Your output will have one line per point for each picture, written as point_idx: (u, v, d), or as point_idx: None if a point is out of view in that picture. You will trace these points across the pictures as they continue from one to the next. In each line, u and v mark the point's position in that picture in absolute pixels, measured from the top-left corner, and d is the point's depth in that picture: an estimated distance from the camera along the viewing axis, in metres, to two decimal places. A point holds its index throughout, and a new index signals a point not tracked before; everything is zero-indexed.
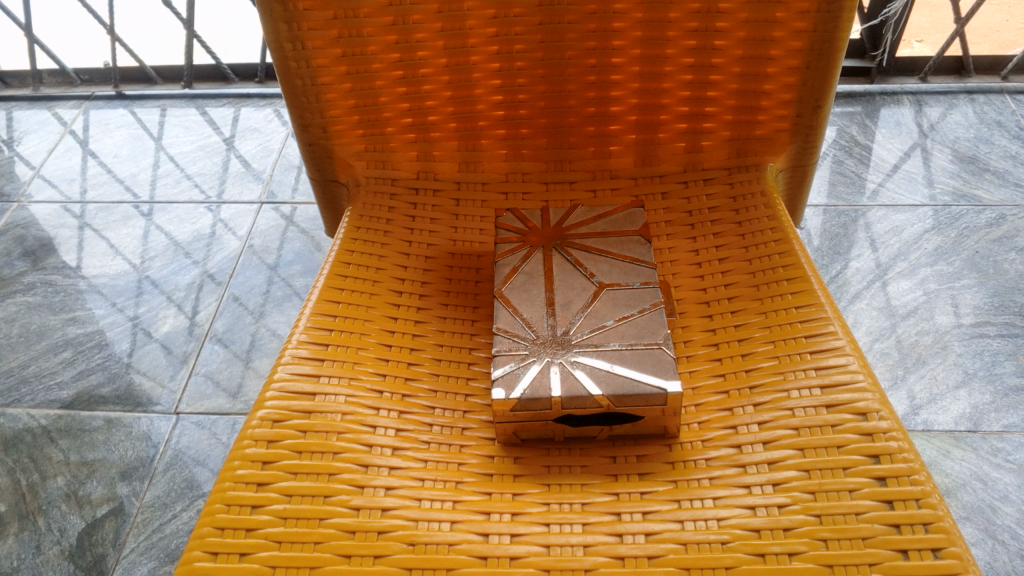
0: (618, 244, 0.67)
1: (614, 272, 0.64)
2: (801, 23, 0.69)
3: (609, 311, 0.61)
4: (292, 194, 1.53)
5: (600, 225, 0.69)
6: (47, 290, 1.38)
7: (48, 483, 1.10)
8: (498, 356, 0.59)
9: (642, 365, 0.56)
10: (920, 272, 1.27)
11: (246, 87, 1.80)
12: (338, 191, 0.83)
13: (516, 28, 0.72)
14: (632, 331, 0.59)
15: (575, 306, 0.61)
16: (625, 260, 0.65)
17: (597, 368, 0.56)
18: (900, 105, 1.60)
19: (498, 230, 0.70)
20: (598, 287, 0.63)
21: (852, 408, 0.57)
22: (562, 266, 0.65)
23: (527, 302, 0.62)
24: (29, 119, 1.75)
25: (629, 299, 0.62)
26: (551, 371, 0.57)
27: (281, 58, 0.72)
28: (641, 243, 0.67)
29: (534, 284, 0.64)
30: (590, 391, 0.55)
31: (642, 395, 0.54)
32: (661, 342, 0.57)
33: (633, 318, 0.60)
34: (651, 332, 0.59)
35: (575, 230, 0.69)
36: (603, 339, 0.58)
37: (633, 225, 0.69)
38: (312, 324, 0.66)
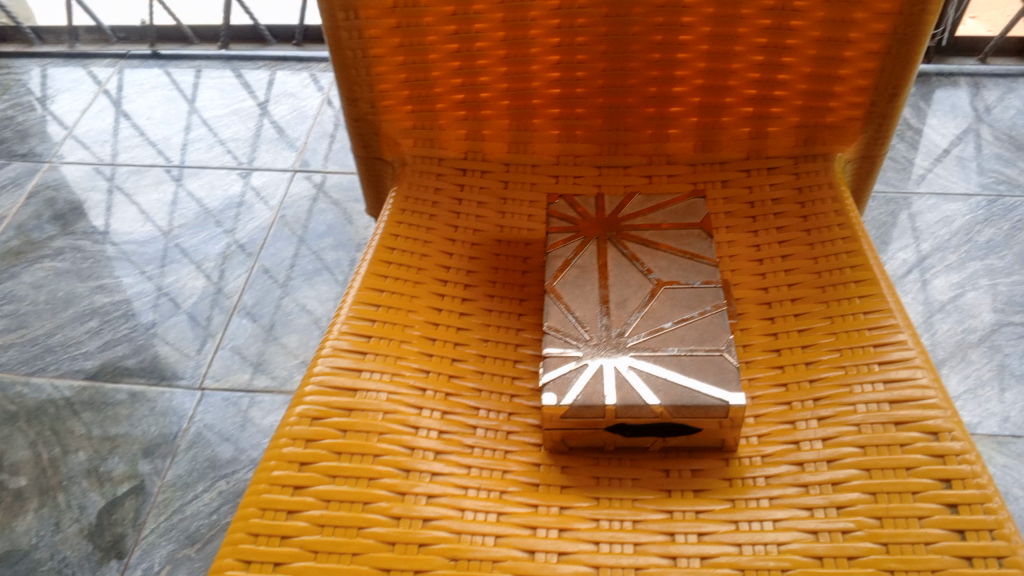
0: (676, 238, 0.62)
1: (673, 269, 0.60)
2: (887, 4, 0.63)
3: (667, 313, 0.56)
4: (325, 163, 1.49)
5: (658, 216, 0.64)
6: (75, 256, 1.35)
7: (70, 458, 1.07)
8: (549, 356, 0.55)
9: (702, 374, 0.52)
10: (969, 266, 1.19)
11: (283, 50, 1.76)
12: (383, 169, 0.79)
13: (577, 0, 0.67)
14: (692, 335, 0.55)
15: (631, 305, 0.57)
16: (685, 257, 0.60)
17: (654, 376, 0.52)
18: (957, 87, 1.51)
19: (548, 219, 0.65)
20: (655, 286, 0.58)
21: (923, 426, 0.52)
22: (618, 261, 0.61)
23: (581, 298, 0.58)
24: (63, 77, 1.72)
25: (689, 300, 0.57)
26: (606, 377, 0.53)
27: (332, 28, 0.68)
28: (703, 238, 0.62)
29: (587, 279, 0.60)
30: (647, 401, 0.51)
31: (703, 407, 0.51)
32: (724, 349, 0.53)
33: (693, 321, 0.56)
34: (713, 337, 0.54)
35: (632, 221, 0.64)
36: (661, 343, 0.54)
37: (694, 218, 0.63)
38: (354, 314, 0.62)
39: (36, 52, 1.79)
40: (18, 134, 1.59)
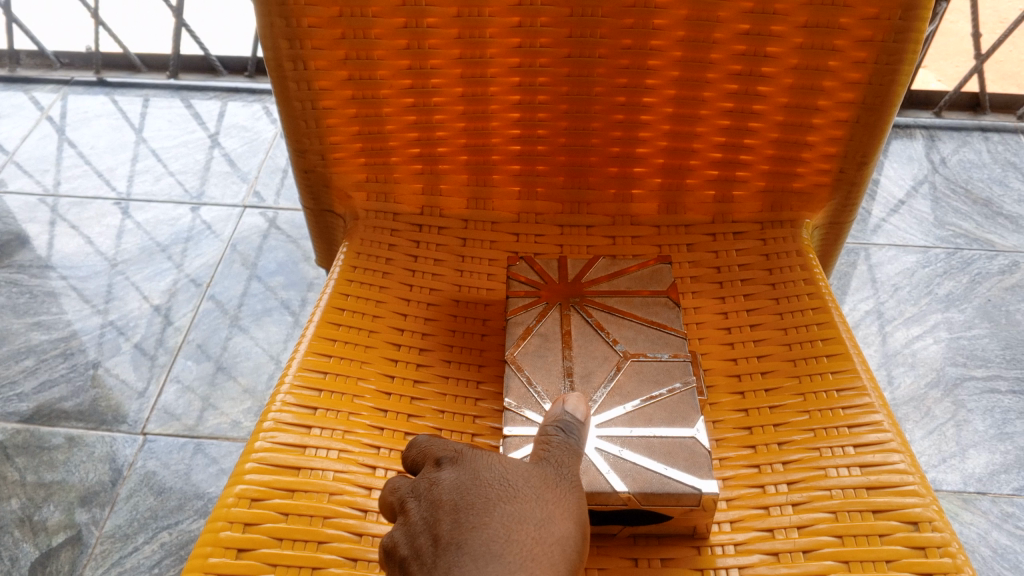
0: (643, 307, 0.61)
1: (639, 340, 0.58)
2: (855, 73, 0.63)
3: (635, 389, 0.55)
4: (276, 199, 1.46)
5: (624, 282, 0.63)
6: (11, 290, 1.28)
7: (1, 505, 1.02)
8: (510, 437, 0.53)
9: (673, 459, 0.51)
10: (930, 319, 1.21)
11: (235, 81, 1.72)
12: (334, 222, 0.76)
13: (541, 59, 0.65)
14: (661, 414, 0.53)
15: (596, 379, 0.56)
16: (653, 327, 0.59)
17: (623, 461, 0.51)
18: (912, 139, 1.54)
19: (510, 281, 0.63)
20: (622, 358, 0.57)
21: (904, 516, 0.51)
22: (582, 329, 0.59)
23: (543, 371, 0.56)
24: (3, 102, 1.65)
25: (657, 375, 0.56)
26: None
27: (280, 78, 0.65)
28: (669, 307, 0.61)
29: (549, 349, 0.58)
30: (614, 487, 0.49)
31: (673, 495, 0.49)
32: (695, 432, 0.52)
33: (662, 398, 0.54)
34: (683, 417, 0.53)
35: (597, 287, 0.62)
36: (629, 423, 0.53)
37: (660, 286, 0.62)
38: (299, 382, 0.59)
39: None
40: None
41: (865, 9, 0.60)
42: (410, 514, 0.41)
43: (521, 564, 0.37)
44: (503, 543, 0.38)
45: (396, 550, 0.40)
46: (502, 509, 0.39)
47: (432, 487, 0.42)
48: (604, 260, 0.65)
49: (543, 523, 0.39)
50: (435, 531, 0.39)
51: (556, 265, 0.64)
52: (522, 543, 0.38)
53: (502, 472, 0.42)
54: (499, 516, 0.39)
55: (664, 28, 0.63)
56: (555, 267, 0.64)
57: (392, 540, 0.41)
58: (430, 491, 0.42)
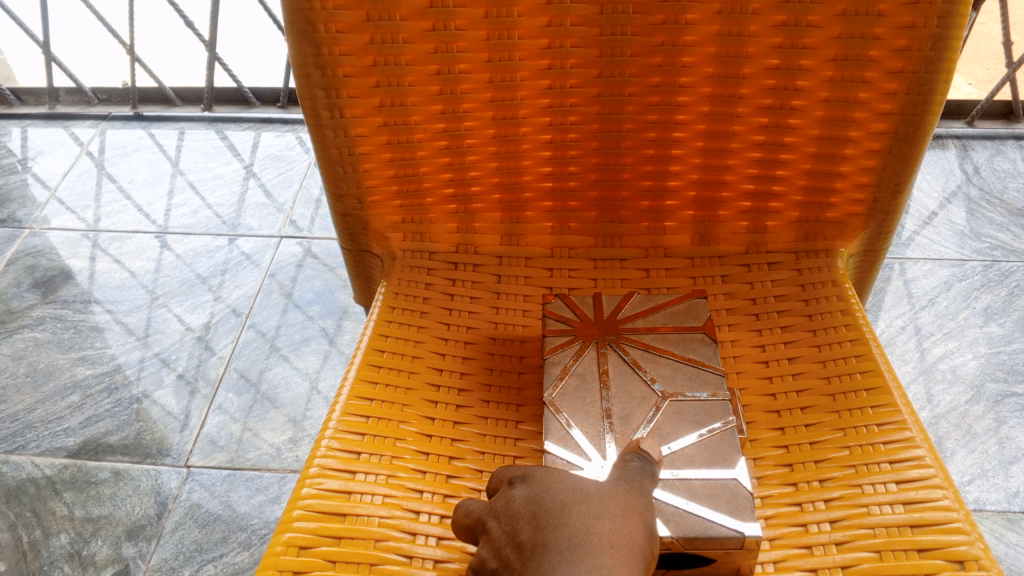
0: (680, 343, 0.61)
1: (677, 378, 0.59)
2: (887, 104, 0.63)
3: (674, 430, 0.55)
4: (310, 229, 1.47)
5: (659, 318, 0.63)
6: (55, 326, 1.31)
7: (51, 540, 1.04)
8: None
9: (714, 502, 0.51)
10: (969, 334, 1.20)
11: (267, 112, 1.74)
12: (371, 261, 0.78)
13: (571, 99, 0.66)
14: (701, 455, 0.54)
15: (635, 421, 0.56)
16: (690, 365, 0.59)
17: (665, 504, 0.51)
18: (945, 149, 1.52)
19: (546, 320, 0.63)
20: (661, 398, 0.57)
21: (949, 554, 0.51)
22: (619, 368, 0.59)
23: (582, 412, 0.57)
24: (44, 139, 1.69)
25: (697, 415, 0.56)
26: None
27: (317, 126, 0.66)
28: (706, 343, 0.61)
29: (588, 389, 0.58)
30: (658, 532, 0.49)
31: (717, 539, 0.49)
32: (737, 474, 0.52)
33: (702, 439, 0.54)
34: (723, 459, 0.53)
35: (632, 324, 0.63)
36: (670, 465, 0.53)
37: (695, 321, 0.63)
38: (342, 427, 0.60)
39: (17, 114, 1.75)
40: None
41: (896, 41, 0.60)
42: (493, 531, 0.44)
43: (604, 556, 0.39)
44: (584, 535, 0.40)
45: (486, 565, 0.42)
46: (577, 509, 0.41)
47: (508, 503, 0.44)
48: (639, 295, 0.65)
49: (618, 517, 0.41)
50: (519, 539, 0.41)
51: (590, 302, 0.65)
52: (601, 534, 0.40)
53: (571, 480, 0.44)
54: (575, 514, 0.41)
55: (693, 65, 0.63)
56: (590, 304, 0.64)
57: (480, 558, 0.43)
58: (508, 508, 0.44)
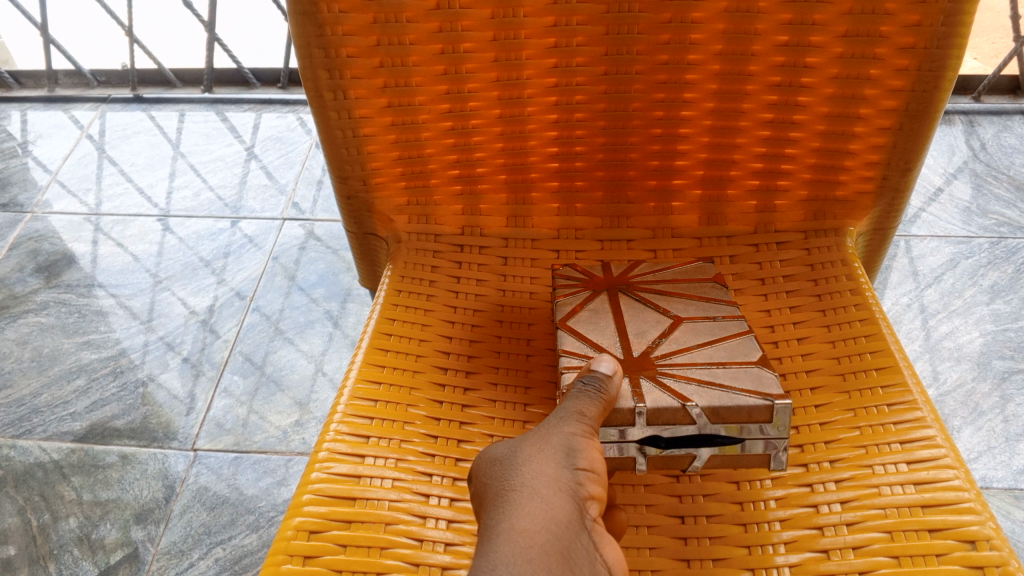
0: (692, 288, 0.61)
1: (691, 309, 0.59)
2: (898, 81, 0.62)
3: (690, 338, 0.56)
4: (314, 211, 1.47)
5: (669, 273, 0.63)
6: (60, 310, 1.31)
7: (60, 523, 1.04)
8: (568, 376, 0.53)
9: (739, 380, 0.53)
10: (975, 312, 1.19)
11: (268, 93, 1.73)
12: (376, 244, 0.77)
13: (577, 78, 0.65)
14: (721, 353, 0.55)
15: (651, 334, 0.56)
16: (702, 300, 0.60)
17: (688, 383, 0.52)
18: (951, 125, 1.51)
19: (555, 282, 0.63)
20: (675, 318, 0.58)
21: (961, 534, 0.51)
22: (632, 301, 0.60)
23: (597, 330, 0.57)
24: (44, 122, 1.68)
25: (713, 328, 0.57)
26: (635, 384, 0.52)
27: (321, 108, 0.65)
28: (718, 289, 0.61)
29: (602, 316, 0.58)
30: (684, 404, 0.51)
31: (744, 407, 0.51)
32: (758, 362, 0.54)
33: (720, 342, 0.56)
34: (743, 354, 0.55)
35: (645, 273, 0.63)
36: (690, 358, 0.54)
37: (706, 274, 0.63)
38: (350, 410, 0.59)
39: (16, 97, 1.74)
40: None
41: (907, 17, 0.59)
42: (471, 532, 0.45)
43: (508, 519, 0.39)
44: (496, 508, 0.40)
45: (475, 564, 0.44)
46: (492, 484, 0.42)
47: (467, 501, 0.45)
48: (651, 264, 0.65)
49: (529, 472, 0.41)
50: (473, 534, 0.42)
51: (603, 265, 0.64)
52: (512, 498, 0.40)
53: (497, 449, 0.44)
54: (493, 489, 0.42)
55: (701, 42, 0.63)
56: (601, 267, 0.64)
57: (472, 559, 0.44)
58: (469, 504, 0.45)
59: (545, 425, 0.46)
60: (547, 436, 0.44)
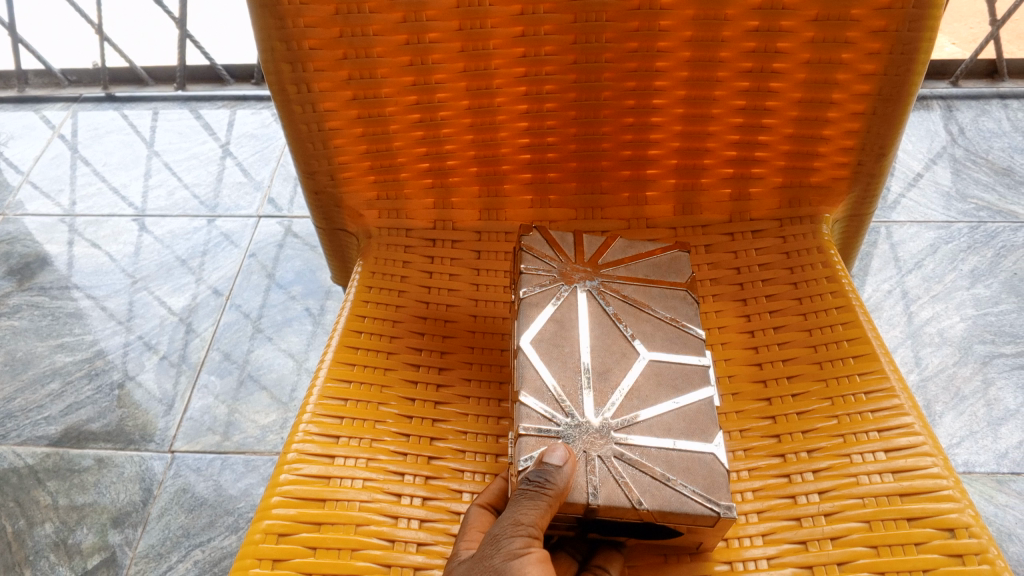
0: (662, 298, 0.60)
1: (657, 338, 0.57)
2: (870, 65, 0.61)
3: (653, 393, 0.53)
4: (291, 207, 1.45)
5: (641, 268, 0.61)
6: (33, 314, 1.29)
7: (36, 529, 1.03)
8: (525, 436, 0.50)
9: (692, 476, 0.49)
10: (956, 296, 1.19)
11: (242, 89, 1.71)
12: (347, 240, 0.76)
13: (546, 67, 0.64)
14: (679, 424, 0.52)
15: (614, 378, 0.54)
16: (671, 324, 0.58)
17: (642, 474, 0.49)
18: (929, 110, 1.50)
19: (525, 254, 0.61)
20: (641, 357, 0.55)
21: (940, 522, 0.51)
22: (599, 321, 0.57)
23: (559, 363, 0.54)
24: (14, 123, 1.65)
25: (676, 380, 0.54)
26: (588, 471, 0.49)
27: (284, 102, 0.64)
28: (688, 302, 0.60)
29: (566, 337, 0.56)
30: (634, 504, 0.48)
31: (691, 515, 0.48)
32: (715, 449, 0.51)
33: (681, 407, 0.53)
34: (703, 430, 0.52)
35: (616, 271, 0.61)
36: (648, 431, 0.51)
37: (679, 276, 0.61)
38: (320, 410, 0.58)
39: None
40: None
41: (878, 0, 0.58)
42: None
43: None
44: None
45: None
46: None
47: None
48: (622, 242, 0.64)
49: None
50: None
51: (569, 239, 0.63)
52: None
53: None
54: None
55: (671, 29, 0.62)
56: (571, 240, 0.63)
57: None
58: None
59: (482, 551, 0.43)
60: (485, 569, 0.42)
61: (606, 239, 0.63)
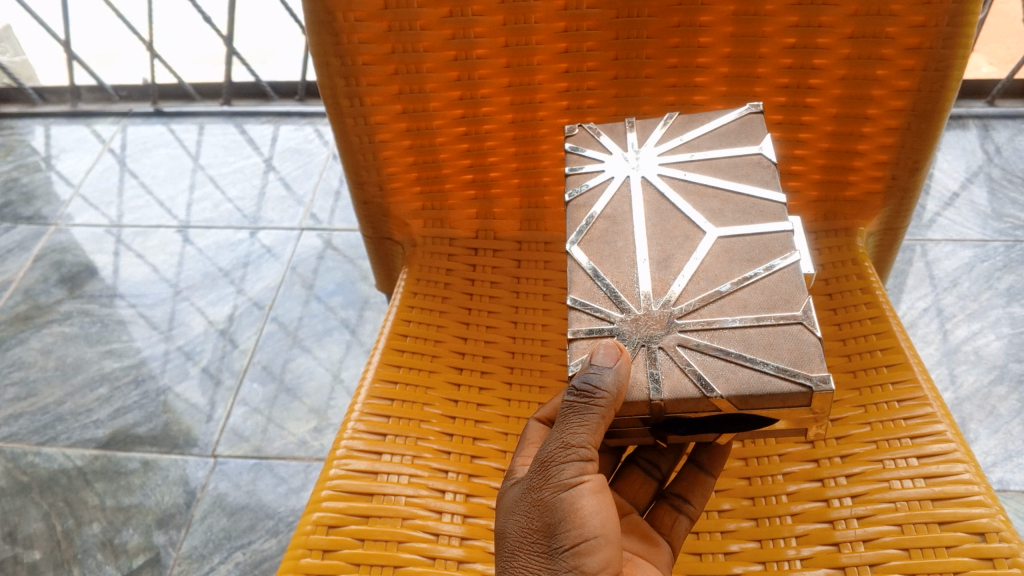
0: (730, 170, 0.54)
1: (727, 211, 0.52)
2: (905, 81, 0.63)
3: (722, 272, 0.49)
4: (331, 220, 1.48)
5: (705, 141, 0.56)
6: (83, 320, 1.34)
7: (84, 529, 1.06)
8: (576, 341, 0.48)
9: (775, 352, 0.45)
10: (991, 314, 1.19)
11: (286, 106, 1.73)
12: (393, 248, 0.79)
13: (588, 82, 0.66)
14: (757, 298, 0.48)
15: (676, 265, 0.50)
16: (743, 193, 0.53)
17: (714, 359, 0.46)
18: (966, 129, 1.49)
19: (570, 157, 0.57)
20: (708, 235, 0.51)
21: (970, 526, 0.52)
22: (657, 207, 0.53)
23: (611, 261, 0.51)
24: (67, 137, 1.70)
25: (751, 252, 0.50)
26: (650, 367, 0.46)
27: (337, 115, 0.67)
28: (764, 167, 0.54)
29: (619, 234, 0.52)
30: (705, 392, 0.45)
31: (778, 394, 0.44)
32: (802, 317, 0.47)
33: (759, 281, 0.49)
34: (787, 300, 0.48)
35: (675, 153, 0.56)
36: (719, 312, 0.48)
37: (754, 142, 0.55)
38: (368, 409, 0.61)
39: (40, 113, 1.76)
40: (24, 196, 1.57)
41: (913, 18, 0.60)
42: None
43: None
44: None
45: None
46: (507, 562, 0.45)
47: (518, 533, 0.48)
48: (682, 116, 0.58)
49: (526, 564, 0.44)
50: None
51: (620, 129, 0.58)
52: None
53: (510, 510, 0.46)
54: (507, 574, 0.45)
55: (710, 46, 0.64)
56: (621, 130, 0.58)
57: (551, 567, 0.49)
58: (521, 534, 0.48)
59: (538, 477, 0.45)
60: (540, 498, 0.44)
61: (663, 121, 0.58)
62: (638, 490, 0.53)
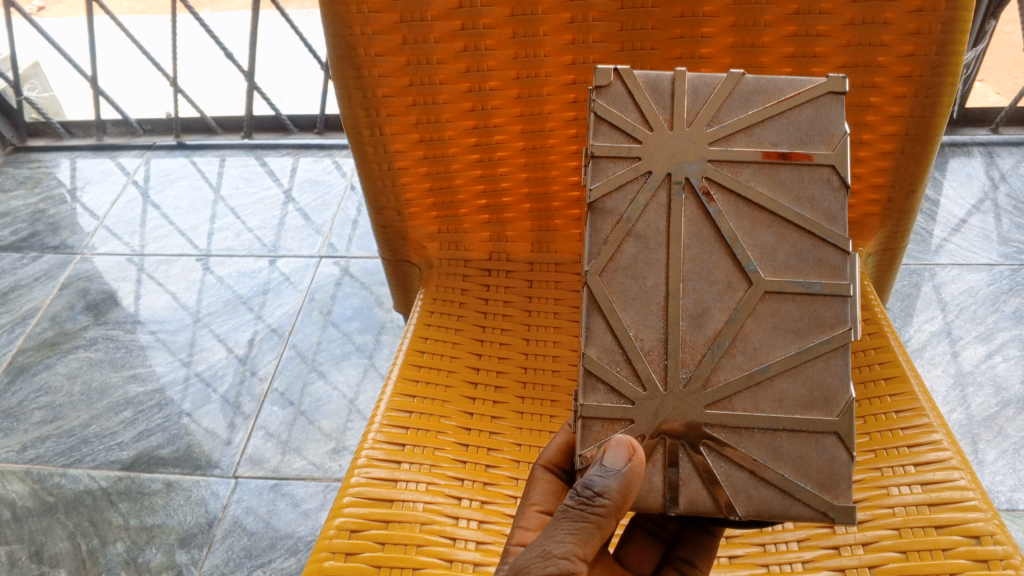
0: (796, 181, 0.50)
1: (779, 253, 0.49)
2: (897, 107, 0.66)
3: (762, 342, 0.48)
4: (349, 248, 1.52)
5: (772, 133, 0.51)
6: (108, 346, 1.38)
7: (108, 548, 1.09)
8: (581, 408, 0.48)
9: (802, 470, 0.46)
10: (998, 336, 1.21)
11: (305, 138, 1.79)
12: (410, 270, 0.82)
13: None
14: (795, 391, 0.47)
15: (711, 326, 0.48)
16: (799, 229, 0.49)
17: (739, 471, 0.46)
18: (971, 156, 1.52)
19: (600, 132, 0.51)
20: (753, 289, 0.48)
21: (966, 530, 0.54)
22: (694, 232, 0.49)
23: (637, 308, 0.48)
24: (92, 169, 1.76)
25: (799, 322, 0.48)
26: (674, 473, 0.46)
27: (359, 143, 0.70)
28: (833, 188, 0.50)
29: (649, 267, 0.49)
30: (723, 511, 0.46)
31: (794, 518, 0.46)
32: (839, 430, 0.47)
33: (802, 365, 0.48)
34: (826, 400, 0.47)
35: (729, 141, 0.50)
36: (753, 408, 0.47)
37: (826, 143, 0.50)
38: (387, 421, 0.64)
39: (65, 146, 1.82)
40: (50, 227, 1.62)
41: (902, 48, 0.63)
42: None
43: None
44: None
45: None
46: None
47: None
48: (748, 79, 0.51)
49: None
50: None
51: (667, 88, 0.51)
52: None
53: None
54: None
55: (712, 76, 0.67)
56: (668, 86, 0.51)
57: None
58: None
59: None
60: None
61: (723, 85, 0.51)
62: (644, 556, 0.55)
